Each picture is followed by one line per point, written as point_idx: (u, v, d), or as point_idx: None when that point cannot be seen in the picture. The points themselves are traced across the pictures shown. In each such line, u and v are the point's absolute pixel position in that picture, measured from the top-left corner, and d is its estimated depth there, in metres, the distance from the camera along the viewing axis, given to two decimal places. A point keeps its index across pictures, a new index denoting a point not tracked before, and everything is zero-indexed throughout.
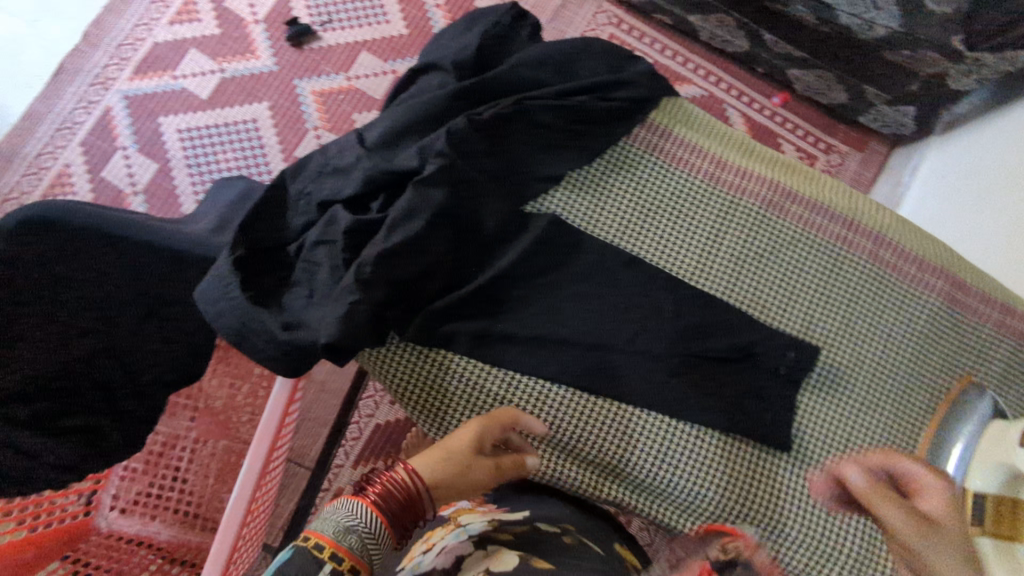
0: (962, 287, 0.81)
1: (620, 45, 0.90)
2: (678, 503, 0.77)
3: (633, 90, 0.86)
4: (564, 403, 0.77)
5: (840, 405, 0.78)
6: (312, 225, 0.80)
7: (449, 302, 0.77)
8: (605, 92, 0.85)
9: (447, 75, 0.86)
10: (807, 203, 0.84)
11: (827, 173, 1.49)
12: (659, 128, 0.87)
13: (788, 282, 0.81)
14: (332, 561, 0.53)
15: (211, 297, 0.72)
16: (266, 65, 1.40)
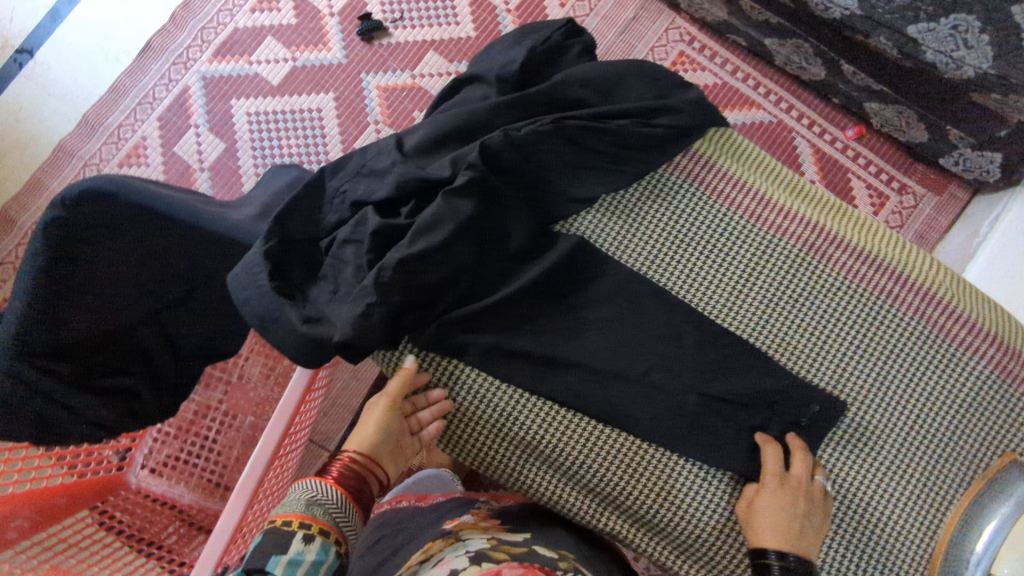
0: (1013, 357, 0.76)
1: (670, 71, 0.89)
2: (675, 541, 0.77)
3: (678, 116, 0.84)
4: (571, 430, 0.76)
5: (862, 467, 0.73)
6: (343, 223, 0.82)
7: (469, 313, 0.77)
8: (647, 117, 0.83)
9: (489, 89, 0.88)
10: (850, 249, 0.81)
11: (897, 215, 1.41)
12: (702, 158, 0.85)
13: (821, 331, 0.77)
14: (303, 528, 0.66)
15: (241, 284, 0.75)
16: (335, 57, 1.44)
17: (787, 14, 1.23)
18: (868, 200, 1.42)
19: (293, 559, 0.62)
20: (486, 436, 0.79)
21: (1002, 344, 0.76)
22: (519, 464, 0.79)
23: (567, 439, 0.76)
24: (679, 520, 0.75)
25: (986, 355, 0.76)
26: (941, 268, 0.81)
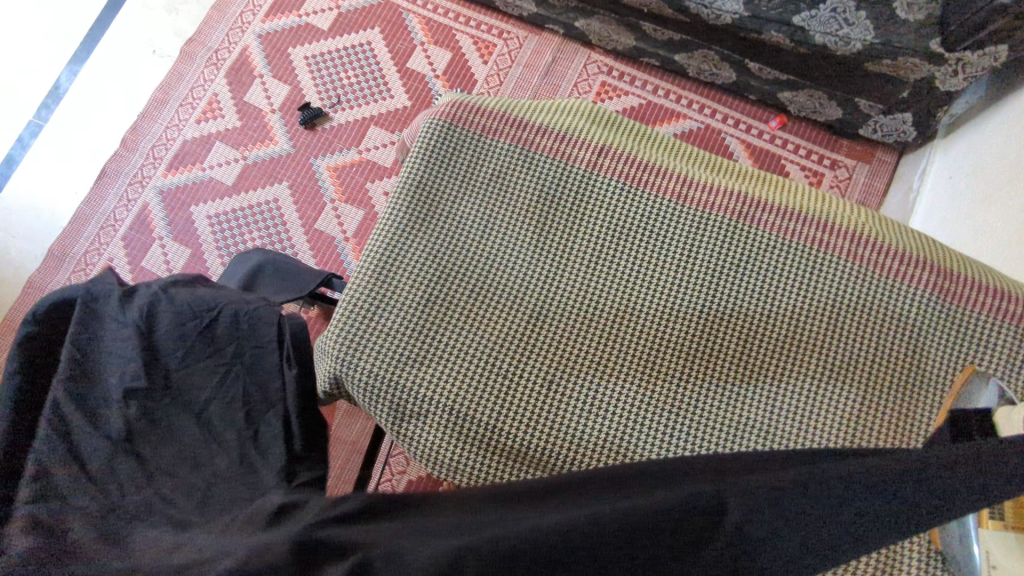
0: (953, 278, 0.73)
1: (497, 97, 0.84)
2: None
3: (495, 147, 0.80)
4: (546, 418, 0.71)
5: (824, 412, 0.70)
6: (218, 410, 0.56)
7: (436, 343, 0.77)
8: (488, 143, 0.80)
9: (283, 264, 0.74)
10: (753, 202, 0.78)
11: (835, 188, 1.49)
12: (600, 146, 0.80)
13: (745, 292, 0.75)
14: None
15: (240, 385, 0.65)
16: (283, 149, 1.52)
17: (687, 29, 1.34)
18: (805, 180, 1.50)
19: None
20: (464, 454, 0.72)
21: (939, 268, 0.73)
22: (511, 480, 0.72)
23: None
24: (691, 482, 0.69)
25: (927, 282, 0.73)
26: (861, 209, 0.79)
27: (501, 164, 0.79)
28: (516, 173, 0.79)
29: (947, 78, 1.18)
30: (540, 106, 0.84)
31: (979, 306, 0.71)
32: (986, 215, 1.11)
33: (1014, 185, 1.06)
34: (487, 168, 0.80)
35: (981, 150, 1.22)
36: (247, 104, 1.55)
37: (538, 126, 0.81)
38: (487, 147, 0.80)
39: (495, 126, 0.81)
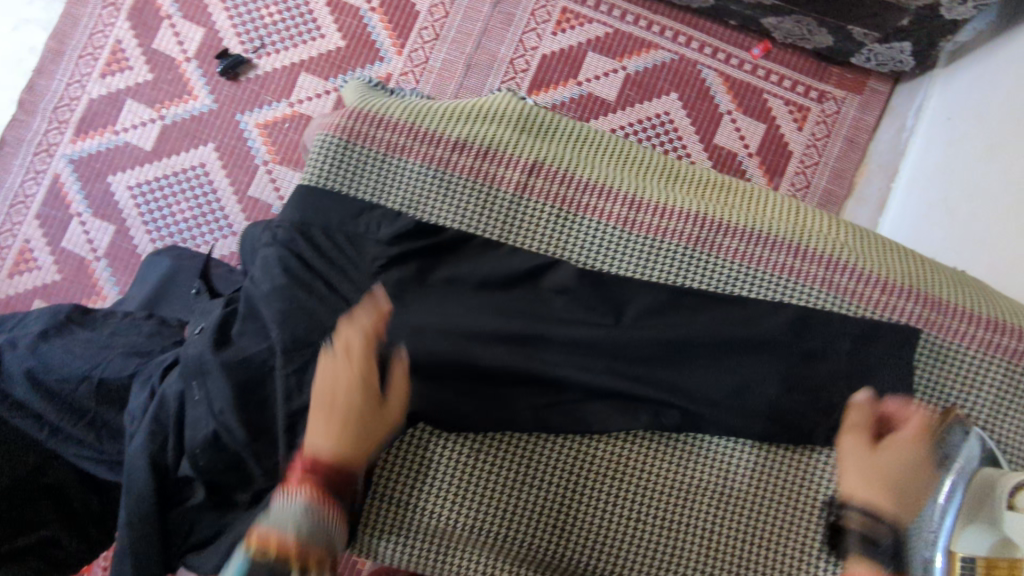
0: (939, 307, 0.60)
1: (386, 103, 0.63)
2: None
3: (390, 168, 0.61)
4: (471, 489, 0.58)
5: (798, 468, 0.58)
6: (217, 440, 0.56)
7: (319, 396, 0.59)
8: (382, 164, 0.60)
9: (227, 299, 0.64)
10: (717, 224, 0.61)
11: (823, 125, 1.34)
12: (530, 161, 0.61)
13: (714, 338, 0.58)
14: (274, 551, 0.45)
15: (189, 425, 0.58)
16: (204, 104, 1.33)
17: None
18: (788, 117, 1.35)
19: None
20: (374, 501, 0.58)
21: (924, 295, 0.60)
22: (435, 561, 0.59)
23: (486, 481, 0.58)
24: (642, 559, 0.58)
25: (910, 313, 0.60)
26: (853, 230, 0.64)
27: (406, 191, 0.60)
28: (428, 203, 0.61)
29: (955, 6, 1.02)
30: (457, 108, 0.63)
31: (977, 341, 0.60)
32: (987, 167, 0.99)
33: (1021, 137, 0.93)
34: (392, 201, 0.61)
35: (984, 89, 1.08)
36: (157, 52, 1.35)
37: (453, 139, 0.61)
38: (390, 170, 0.60)
39: (400, 143, 0.61)
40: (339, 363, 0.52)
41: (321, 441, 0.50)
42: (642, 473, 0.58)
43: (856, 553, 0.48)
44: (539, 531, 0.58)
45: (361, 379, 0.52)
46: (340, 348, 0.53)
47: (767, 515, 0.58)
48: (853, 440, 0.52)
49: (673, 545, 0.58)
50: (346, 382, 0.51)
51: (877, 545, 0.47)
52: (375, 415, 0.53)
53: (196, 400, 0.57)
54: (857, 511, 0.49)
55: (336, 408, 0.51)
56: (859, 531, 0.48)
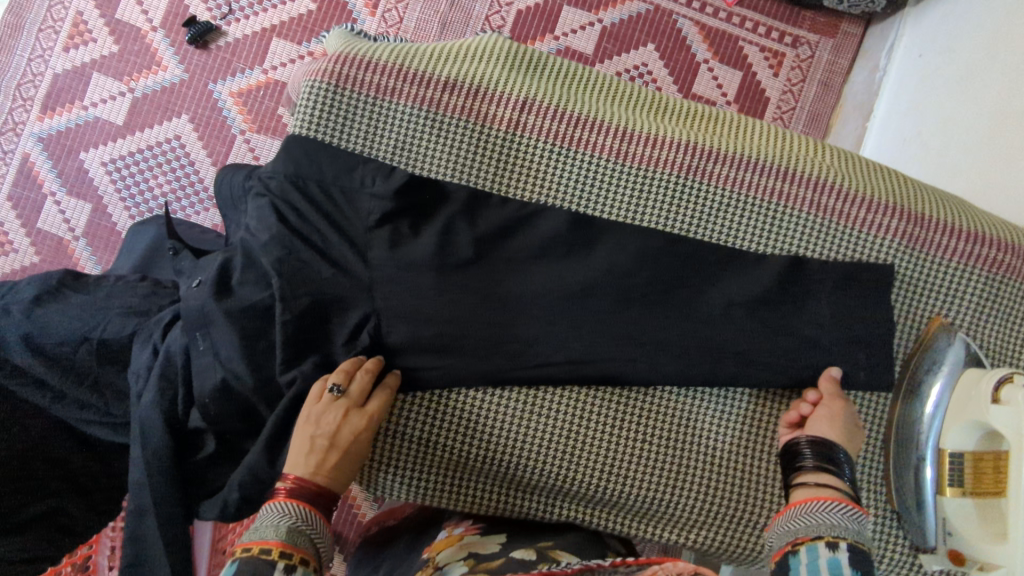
0: (920, 222, 0.62)
1: (371, 45, 0.62)
2: (645, 513, 0.62)
3: (380, 110, 0.60)
4: (483, 423, 0.59)
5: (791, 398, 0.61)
6: (227, 388, 0.57)
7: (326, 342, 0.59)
8: (372, 107, 0.60)
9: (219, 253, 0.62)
10: (707, 152, 0.62)
11: (799, 70, 1.35)
12: (521, 99, 0.61)
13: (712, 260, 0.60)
14: (284, 558, 0.44)
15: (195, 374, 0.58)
16: (174, 75, 1.30)
17: None
18: (764, 63, 1.36)
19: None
20: (380, 435, 0.59)
21: (906, 212, 0.63)
22: (451, 491, 0.61)
23: (495, 415, 0.59)
24: (648, 475, 0.60)
25: (892, 230, 0.62)
26: (837, 153, 0.66)
27: (398, 134, 0.60)
28: (422, 146, 0.61)
29: None
30: (443, 48, 0.62)
31: (956, 251, 0.62)
32: (959, 102, 1.01)
33: (991, 68, 0.95)
34: (385, 145, 0.61)
35: (955, 25, 1.09)
36: (121, 22, 1.30)
37: (442, 79, 0.61)
38: (381, 114, 0.60)
39: (388, 85, 0.60)
40: (352, 406, 0.53)
41: (319, 475, 0.50)
42: (645, 392, 0.60)
43: (810, 471, 0.53)
44: (549, 455, 0.60)
45: (371, 425, 0.53)
46: (355, 390, 0.54)
47: (766, 426, 0.61)
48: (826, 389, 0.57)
49: (678, 463, 0.60)
50: (354, 427, 0.52)
51: (836, 465, 0.52)
52: (360, 452, 0.53)
53: (201, 349, 0.58)
54: (816, 443, 0.54)
55: (339, 447, 0.51)
56: (813, 454, 0.53)
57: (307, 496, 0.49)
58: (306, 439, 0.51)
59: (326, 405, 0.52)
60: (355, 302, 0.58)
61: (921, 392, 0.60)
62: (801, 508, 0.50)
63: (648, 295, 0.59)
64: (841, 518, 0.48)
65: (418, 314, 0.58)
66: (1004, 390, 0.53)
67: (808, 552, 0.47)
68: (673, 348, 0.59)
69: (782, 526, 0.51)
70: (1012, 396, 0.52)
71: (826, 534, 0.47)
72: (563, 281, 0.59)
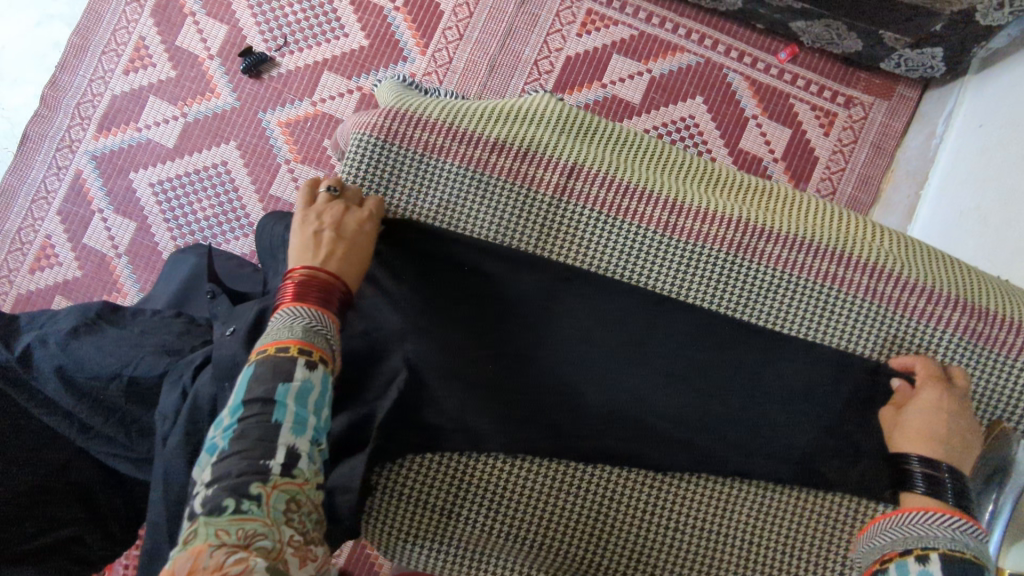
0: (984, 317, 0.59)
1: (421, 103, 0.61)
2: None
3: (427, 169, 0.59)
4: (512, 502, 0.56)
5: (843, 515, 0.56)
6: None
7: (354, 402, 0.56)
8: (419, 166, 0.59)
9: (257, 303, 0.61)
10: (762, 230, 0.59)
11: (850, 130, 1.32)
12: (570, 164, 0.60)
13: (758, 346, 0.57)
14: (303, 355, 0.46)
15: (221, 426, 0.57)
16: (226, 102, 1.33)
17: None
18: (815, 122, 1.33)
19: (299, 389, 0.45)
20: (405, 505, 0.56)
21: (970, 306, 0.59)
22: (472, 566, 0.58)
23: (525, 497, 0.56)
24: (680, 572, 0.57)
25: (955, 324, 0.59)
26: (898, 238, 0.63)
27: (442, 194, 0.59)
28: (465, 206, 0.59)
29: (990, 12, 1.03)
30: (495, 109, 0.62)
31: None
32: (1018, 180, 0.97)
33: None
34: (430, 203, 0.59)
35: (1016, 99, 1.06)
36: (180, 49, 1.34)
37: (491, 140, 0.60)
38: (428, 172, 0.59)
39: (438, 143, 0.59)
40: (349, 206, 0.56)
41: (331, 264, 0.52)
42: (685, 477, 0.57)
43: (921, 492, 0.51)
44: (579, 542, 0.57)
45: (372, 217, 0.56)
46: (350, 191, 0.57)
47: (812, 529, 0.56)
48: (887, 409, 0.56)
49: (714, 563, 0.57)
50: (355, 219, 0.55)
51: (943, 487, 0.51)
52: (365, 243, 0.54)
53: (230, 400, 0.54)
54: (919, 458, 0.52)
55: (345, 238, 0.53)
56: (924, 479, 0.52)
57: (318, 283, 0.50)
58: (311, 235, 0.52)
59: (326, 208, 0.54)
60: (387, 355, 0.56)
61: (988, 508, 0.55)
62: (893, 520, 0.50)
63: (691, 375, 0.57)
64: (936, 529, 0.47)
65: (450, 375, 0.55)
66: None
67: (897, 568, 0.47)
68: (715, 433, 0.56)
69: (869, 542, 0.51)
70: None
71: (915, 546, 0.47)
72: (604, 353, 0.57)
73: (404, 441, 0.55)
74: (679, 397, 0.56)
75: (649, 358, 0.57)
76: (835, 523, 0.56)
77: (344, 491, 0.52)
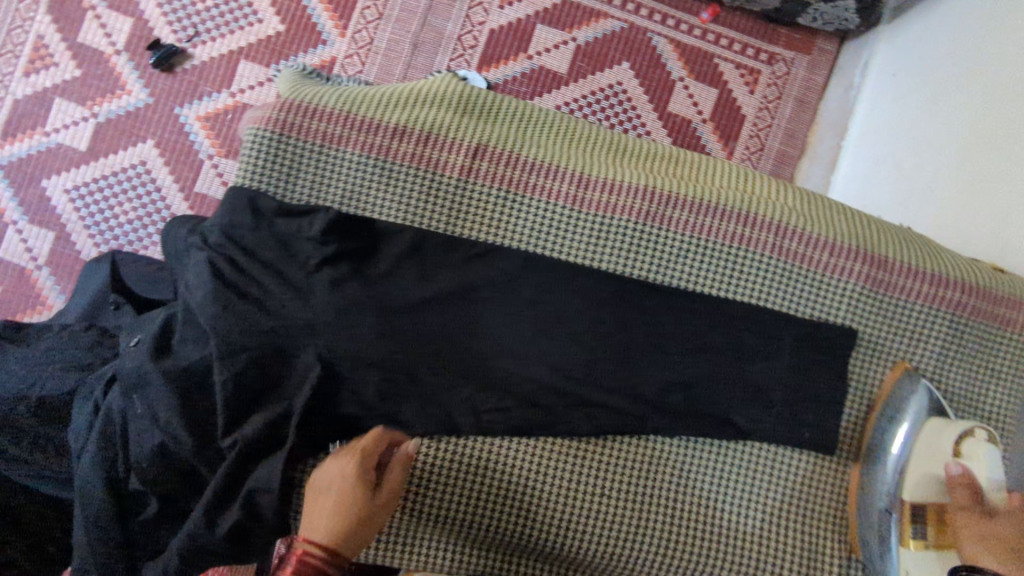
0: (880, 264, 0.61)
1: (315, 92, 0.59)
2: (603, 569, 0.60)
3: (325, 158, 0.58)
4: (438, 483, 0.57)
5: (751, 464, 0.59)
6: (167, 452, 0.55)
7: (264, 399, 0.55)
8: (317, 156, 0.58)
9: (161, 312, 0.60)
10: (667, 197, 0.60)
11: (774, 87, 1.34)
12: (473, 144, 0.59)
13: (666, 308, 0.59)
14: None
15: (134, 437, 0.56)
16: (139, 99, 1.27)
17: None
18: (739, 80, 1.34)
19: None
20: None
21: (868, 254, 0.61)
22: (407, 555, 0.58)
23: (450, 475, 0.57)
24: (606, 535, 0.58)
25: (856, 274, 0.61)
26: (797, 193, 0.65)
27: (344, 184, 0.58)
28: (369, 195, 0.58)
29: None
30: (393, 93, 0.60)
31: (917, 295, 0.61)
32: (929, 126, 1.00)
33: (960, 93, 0.94)
34: (332, 194, 0.58)
35: (925, 46, 1.08)
36: (84, 46, 1.27)
37: (391, 125, 0.58)
38: (328, 162, 0.58)
39: (335, 132, 0.58)
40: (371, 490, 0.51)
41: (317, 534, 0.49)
42: (605, 439, 0.58)
43: None
44: (507, 514, 0.58)
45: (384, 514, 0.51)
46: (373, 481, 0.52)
47: (725, 479, 0.59)
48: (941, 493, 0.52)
49: (638, 523, 0.58)
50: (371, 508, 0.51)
51: None
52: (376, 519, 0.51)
53: (137, 412, 0.56)
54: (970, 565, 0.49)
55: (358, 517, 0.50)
56: None
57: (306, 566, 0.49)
58: (330, 502, 0.50)
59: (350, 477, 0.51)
60: (299, 354, 0.55)
61: (885, 439, 0.58)
62: None
63: (604, 343, 0.58)
64: None
65: (367, 364, 0.56)
66: (967, 438, 0.54)
67: None
68: (630, 397, 0.58)
69: None
70: (973, 449, 0.53)
71: None
72: (518, 331, 0.58)
73: (326, 432, 0.56)
74: (593, 367, 0.58)
75: (563, 329, 0.58)
76: (746, 471, 0.59)
77: (265, 491, 0.52)
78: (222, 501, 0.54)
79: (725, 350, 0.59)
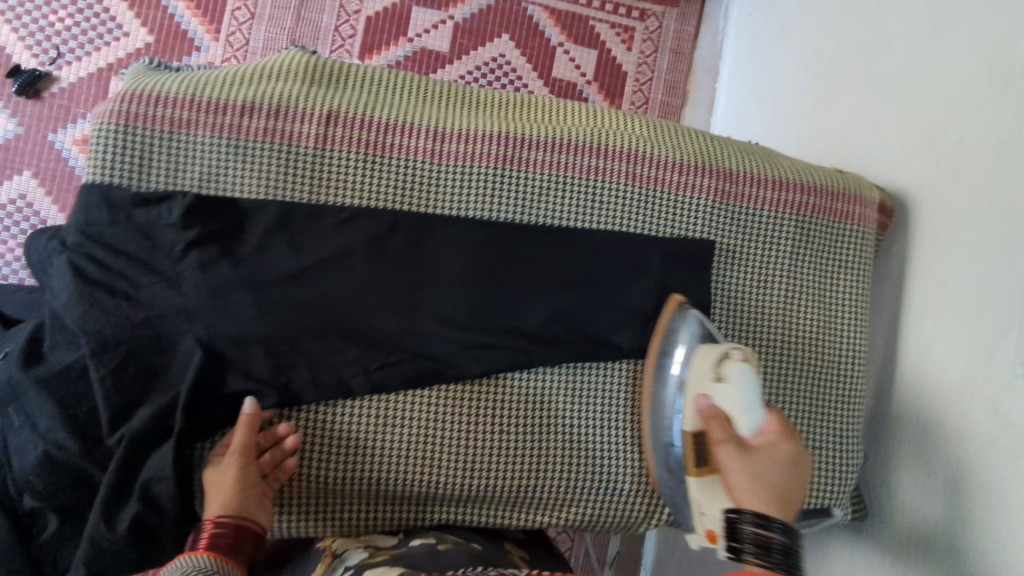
0: (725, 176, 0.66)
1: (156, 81, 0.60)
2: (512, 501, 0.61)
3: (176, 146, 0.58)
4: (338, 444, 0.58)
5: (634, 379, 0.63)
6: (54, 460, 0.54)
7: (148, 389, 0.56)
8: (167, 145, 0.58)
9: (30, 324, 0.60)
10: (520, 139, 0.63)
11: (649, 41, 1.39)
12: (324, 111, 0.60)
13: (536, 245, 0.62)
14: None
15: (19, 452, 0.55)
16: (7, 130, 1.18)
17: None
18: (616, 39, 1.39)
19: None
20: None
21: (713, 169, 0.66)
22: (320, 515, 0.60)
23: (348, 435, 0.58)
24: (508, 465, 0.60)
25: (705, 188, 0.65)
26: (645, 122, 0.69)
27: (199, 167, 0.58)
28: (227, 175, 0.59)
29: None
30: (238, 74, 0.61)
31: (762, 200, 0.67)
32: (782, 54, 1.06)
33: (803, 20, 1.00)
34: (189, 179, 0.58)
35: None
36: None
37: (238, 103, 0.59)
38: (179, 148, 0.58)
39: (181, 117, 0.58)
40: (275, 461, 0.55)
41: (226, 512, 0.52)
42: (498, 374, 0.61)
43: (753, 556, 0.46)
44: (411, 463, 0.59)
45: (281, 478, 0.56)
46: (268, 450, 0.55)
47: (611, 397, 0.62)
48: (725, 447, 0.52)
49: (535, 449, 0.61)
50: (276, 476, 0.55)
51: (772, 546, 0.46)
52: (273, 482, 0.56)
53: (17, 426, 0.56)
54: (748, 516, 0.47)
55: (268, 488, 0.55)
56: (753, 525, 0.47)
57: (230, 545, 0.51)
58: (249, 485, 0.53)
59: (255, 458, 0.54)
60: (178, 340, 0.56)
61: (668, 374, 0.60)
62: None
63: (480, 286, 0.61)
64: None
65: (250, 339, 0.57)
66: (725, 367, 0.54)
67: None
68: (512, 333, 0.61)
69: None
70: (731, 373, 0.53)
71: None
72: (395, 286, 0.60)
73: (217, 413, 0.56)
74: (473, 310, 0.61)
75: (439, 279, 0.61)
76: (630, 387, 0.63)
77: (160, 480, 0.53)
78: (119, 497, 0.54)
79: (596, 276, 0.63)
